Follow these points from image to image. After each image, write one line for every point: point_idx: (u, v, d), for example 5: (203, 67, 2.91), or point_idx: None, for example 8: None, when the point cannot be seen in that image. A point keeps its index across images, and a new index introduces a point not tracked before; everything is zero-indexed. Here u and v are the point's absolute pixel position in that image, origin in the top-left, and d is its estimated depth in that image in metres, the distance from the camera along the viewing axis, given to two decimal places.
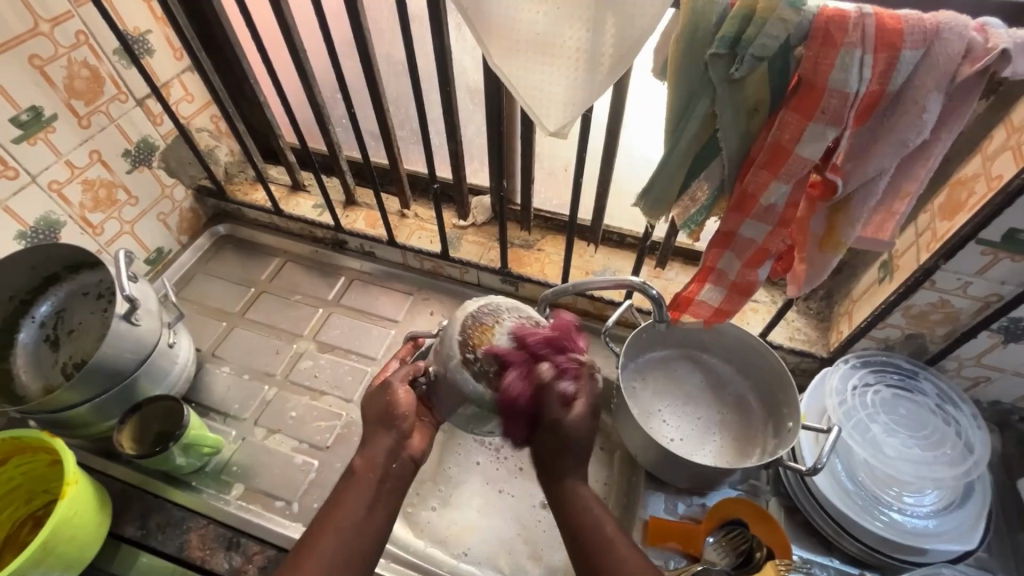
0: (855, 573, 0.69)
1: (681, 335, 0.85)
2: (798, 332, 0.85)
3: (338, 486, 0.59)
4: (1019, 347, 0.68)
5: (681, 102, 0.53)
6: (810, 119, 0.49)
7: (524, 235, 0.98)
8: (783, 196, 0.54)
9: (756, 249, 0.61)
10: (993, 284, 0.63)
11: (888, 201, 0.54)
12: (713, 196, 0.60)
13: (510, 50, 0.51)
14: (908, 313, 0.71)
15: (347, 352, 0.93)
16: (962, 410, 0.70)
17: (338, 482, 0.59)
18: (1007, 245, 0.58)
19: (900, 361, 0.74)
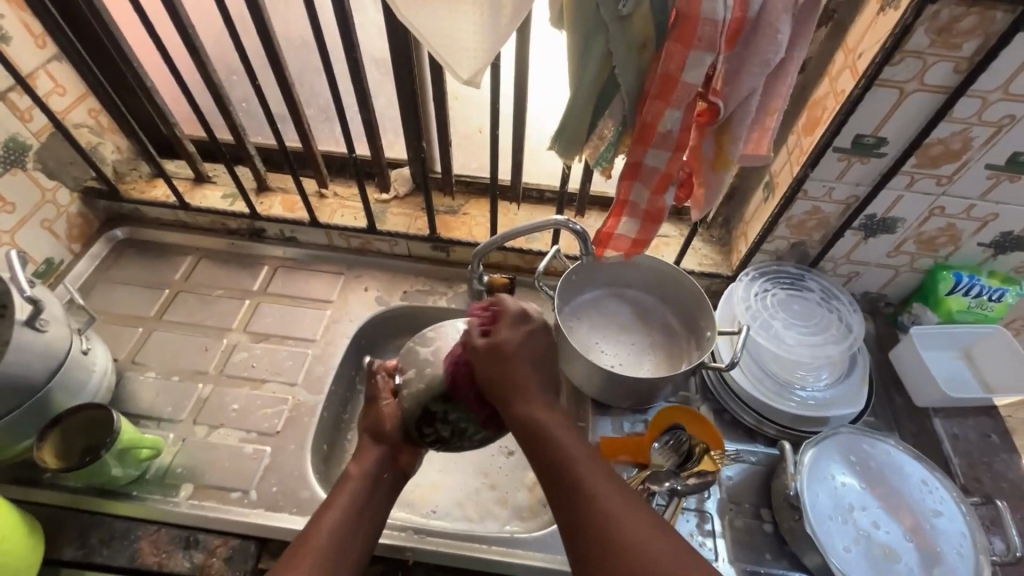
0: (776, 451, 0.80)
1: (607, 273, 0.92)
2: (705, 258, 0.95)
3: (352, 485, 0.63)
4: (876, 239, 0.82)
5: (580, 43, 0.58)
6: (690, 47, 0.55)
7: (448, 201, 1.00)
8: (677, 122, 0.61)
9: (661, 176, 0.68)
10: (851, 187, 0.75)
11: (761, 119, 0.63)
12: (618, 132, 0.67)
13: (414, 0, 0.53)
14: (789, 223, 0.82)
15: (283, 339, 0.90)
16: (842, 300, 0.83)
17: (358, 482, 0.63)
18: (856, 149, 0.70)
19: (789, 267, 0.86)
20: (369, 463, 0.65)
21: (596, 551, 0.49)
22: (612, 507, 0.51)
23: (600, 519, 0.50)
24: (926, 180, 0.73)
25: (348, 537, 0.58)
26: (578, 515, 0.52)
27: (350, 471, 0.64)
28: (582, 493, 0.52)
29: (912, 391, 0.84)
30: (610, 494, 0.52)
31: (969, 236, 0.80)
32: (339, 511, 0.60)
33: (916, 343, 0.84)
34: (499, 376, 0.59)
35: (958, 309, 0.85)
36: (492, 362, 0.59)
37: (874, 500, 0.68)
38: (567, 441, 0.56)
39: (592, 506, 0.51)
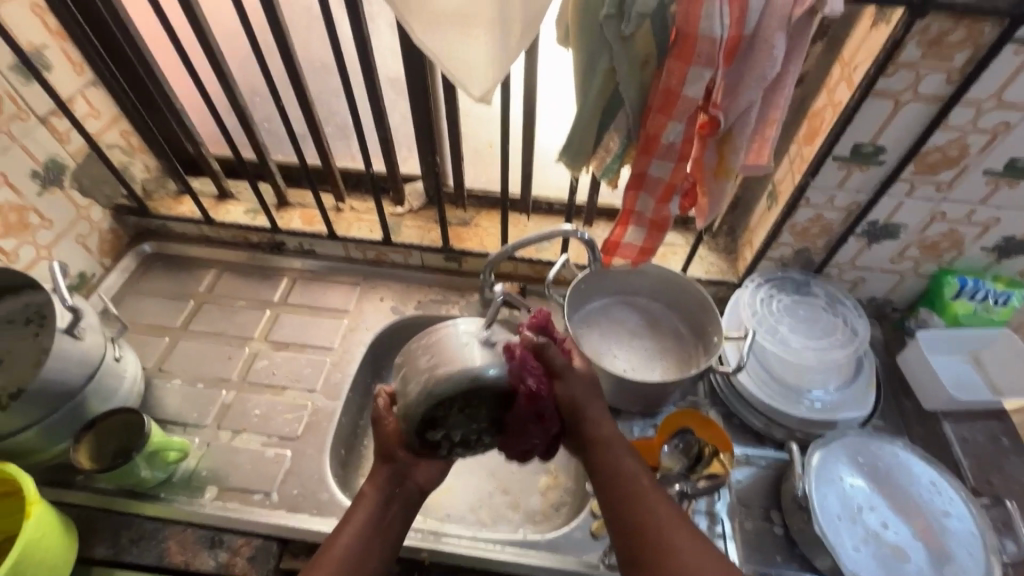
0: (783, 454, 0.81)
1: (615, 282, 0.95)
2: (712, 265, 0.98)
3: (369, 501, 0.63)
4: (880, 245, 0.84)
5: (585, 61, 0.62)
6: (689, 64, 0.58)
7: (460, 214, 1.03)
8: (679, 133, 0.64)
9: (665, 186, 0.71)
10: (852, 194, 0.77)
11: (760, 130, 0.66)
12: (623, 144, 0.70)
13: (429, 25, 0.57)
14: (793, 230, 0.84)
15: (302, 347, 0.94)
16: (847, 305, 0.84)
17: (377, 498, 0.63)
18: (855, 157, 0.72)
19: (794, 274, 0.88)
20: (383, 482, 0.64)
21: (643, 554, 0.58)
22: (661, 520, 0.60)
23: (654, 531, 0.59)
24: (926, 186, 0.75)
25: (364, 554, 0.60)
26: (629, 526, 0.60)
27: (366, 490, 0.64)
28: (636, 507, 0.61)
29: (921, 395, 0.85)
30: (660, 509, 0.60)
31: (972, 241, 0.81)
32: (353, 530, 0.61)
33: (922, 347, 0.85)
34: (568, 400, 0.64)
35: (964, 312, 0.85)
36: (563, 386, 0.64)
37: (882, 501, 0.68)
38: (628, 460, 0.64)
39: (646, 518, 0.60)
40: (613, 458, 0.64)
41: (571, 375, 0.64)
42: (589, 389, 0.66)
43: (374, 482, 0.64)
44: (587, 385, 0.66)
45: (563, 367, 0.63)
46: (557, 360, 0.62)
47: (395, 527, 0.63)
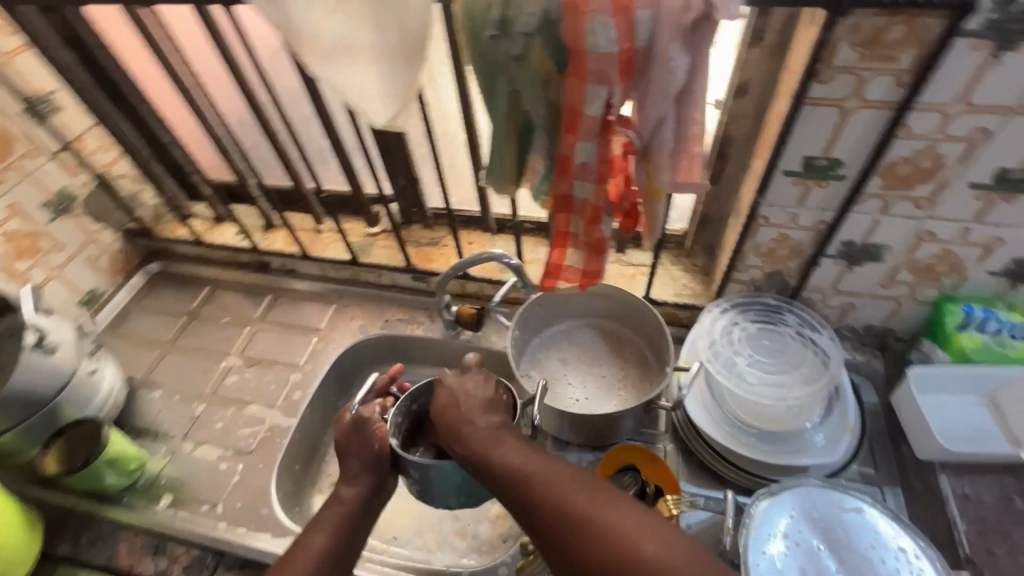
0: (719, 494, 0.74)
1: (578, 305, 0.90)
2: (684, 288, 0.91)
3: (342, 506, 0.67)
4: (862, 268, 0.74)
5: (486, 83, 0.61)
6: (585, 81, 0.55)
7: (429, 233, 1.04)
8: (591, 153, 0.61)
9: (591, 208, 0.67)
10: (817, 212, 0.69)
11: (683, 146, 0.61)
12: (547, 165, 0.67)
13: (322, 58, 0.57)
14: (758, 251, 0.76)
15: (272, 363, 0.98)
16: (821, 334, 0.75)
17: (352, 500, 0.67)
18: (809, 172, 0.64)
19: (765, 299, 0.79)
20: (361, 485, 0.68)
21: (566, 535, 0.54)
22: (569, 497, 0.56)
23: (563, 513, 0.55)
24: (902, 203, 0.65)
25: (341, 552, 0.65)
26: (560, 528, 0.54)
27: (343, 493, 0.68)
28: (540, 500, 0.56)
29: (913, 441, 0.73)
30: (555, 491, 0.56)
31: (974, 264, 0.69)
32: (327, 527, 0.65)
33: (913, 387, 0.74)
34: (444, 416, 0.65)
35: (972, 347, 0.73)
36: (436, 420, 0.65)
37: (833, 565, 0.60)
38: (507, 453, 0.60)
39: (552, 508, 0.55)
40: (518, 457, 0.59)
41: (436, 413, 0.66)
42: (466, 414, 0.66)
43: (348, 481, 0.68)
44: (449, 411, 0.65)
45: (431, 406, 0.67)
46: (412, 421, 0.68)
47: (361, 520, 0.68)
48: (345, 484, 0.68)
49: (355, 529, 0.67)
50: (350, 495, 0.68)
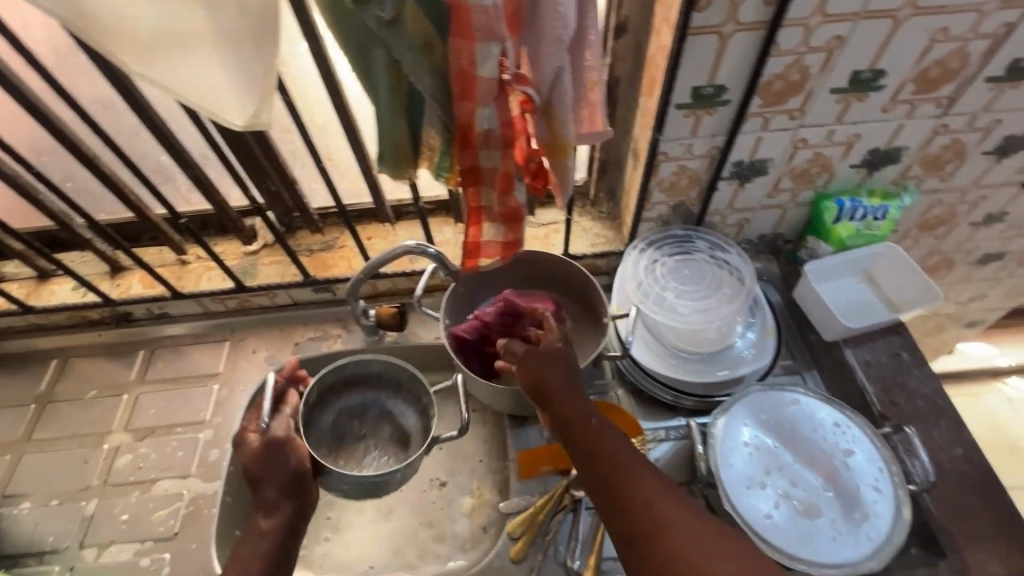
0: (683, 422, 0.76)
1: (502, 277, 0.87)
2: (597, 237, 0.91)
3: (254, 546, 0.58)
4: (752, 183, 0.79)
5: (361, 58, 0.53)
6: (473, 41, 0.50)
7: (320, 237, 0.93)
8: (493, 118, 0.56)
9: (502, 175, 0.63)
10: (709, 139, 0.72)
11: (582, 95, 0.58)
12: (445, 139, 0.61)
13: (144, 57, 0.46)
14: (661, 187, 0.78)
15: (170, 428, 0.83)
16: (731, 253, 0.80)
17: (267, 541, 0.59)
18: (698, 101, 0.66)
19: (674, 231, 0.82)
20: (283, 513, 0.60)
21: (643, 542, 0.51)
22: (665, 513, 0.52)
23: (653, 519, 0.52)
24: (779, 116, 0.69)
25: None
26: (646, 530, 0.51)
27: (262, 524, 0.60)
28: (633, 501, 0.53)
29: (818, 327, 0.82)
30: (653, 497, 0.53)
31: (839, 161, 0.77)
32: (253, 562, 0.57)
33: (811, 279, 0.82)
34: (536, 383, 0.63)
35: (847, 235, 0.83)
36: (528, 365, 0.63)
37: (790, 458, 0.66)
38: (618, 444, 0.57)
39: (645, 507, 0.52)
40: (615, 447, 0.57)
41: (529, 354, 0.64)
42: (564, 369, 0.63)
43: (267, 510, 0.60)
44: (551, 357, 0.63)
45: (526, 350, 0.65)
46: (515, 348, 0.66)
47: (283, 544, 0.59)
48: (260, 515, 0.60)
49: (281, 555, 0.59)
50: (269, 525, 0.59)
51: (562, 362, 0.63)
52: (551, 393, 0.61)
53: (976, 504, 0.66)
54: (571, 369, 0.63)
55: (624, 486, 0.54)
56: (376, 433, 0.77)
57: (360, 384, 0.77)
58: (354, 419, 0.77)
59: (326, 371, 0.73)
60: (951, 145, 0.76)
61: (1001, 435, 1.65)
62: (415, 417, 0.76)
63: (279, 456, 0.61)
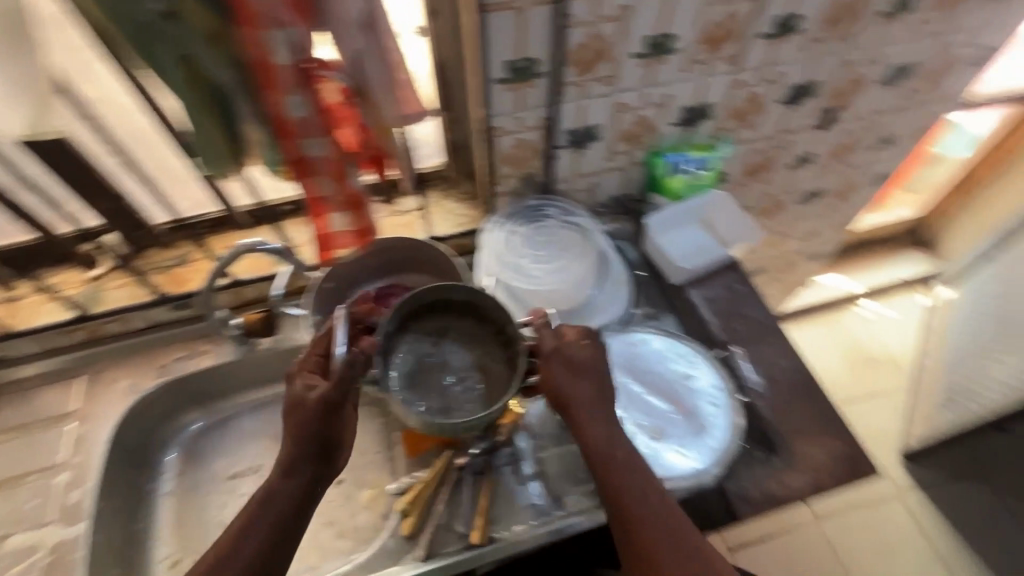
0: None
1: (368, 267, 0.86)
2: (461, 217, 0.94)
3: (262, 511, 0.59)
4: (589, 149, 0.85)
5: (146, 56, 0.51)
6: (261, 29, 0.50)
7: (172, 252, 0.88)
8: (304, 105, 0.57)
9: (332, 163, 0.64)
10: (536, 110, 0.76)
11: (392, 75, 0.60)
12: (264, 133, 0.61)
13: None
14: (505, 161, 0.82)
15: (22, 478, 0.78)
16: (578, 216, 0.86)
17: (278, 507, 0.59)
18: (514, 75, 0.70)
19: (527, 202, 0.87)
20: (304, 473, 0.61)
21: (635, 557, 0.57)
22: (665, 539, 0.57)
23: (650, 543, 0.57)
24: (594, 84, 0.75)
25: (274, 548, 0.59)
26: (638, 547, 0.57)
27: (278, 483, 0.60)
28: (633, 523, 0.58)
29: (667, 272, 0.90)
30: (657, 523, 0.58)
31: (659, 121, 0.85)
32: (254, 521, 0.58)
33: (653, 231, 0.90)
34: (563, 400, 0.63)
35: (681, 187, 0.91)
36: (555, 368, 0.63)
37: (640, 390, 0.74)
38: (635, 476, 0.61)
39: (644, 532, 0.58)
40: (618, 473, 0.60)
41: (558, 358, 0.63)
42: (583, 395, 0.63)
43: (288, 472, 0.61)
44: (580, 370, 0.64)
45: (553, 345, 0.64)
46: (550, 339, 0.64)
47: (296, 508, 0.60)
48: (280, 475, 0.61)
49: (298, 514, 0.61)
50: (283, 487, 0.60)
51: (590, 378, 0.64)
52: (574, 413, 0.63)
53: (798, 403, 0.77)
54: (597, 388, 0.64)
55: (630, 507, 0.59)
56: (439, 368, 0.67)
57: (446, 312, 0.69)
58: (428, 349, 0.68)
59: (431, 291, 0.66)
60: (749, 98, 0.87)
61: (860, 351, 1.91)
62: (468, 359, 0.68)
63: (307, 414, 0.61)
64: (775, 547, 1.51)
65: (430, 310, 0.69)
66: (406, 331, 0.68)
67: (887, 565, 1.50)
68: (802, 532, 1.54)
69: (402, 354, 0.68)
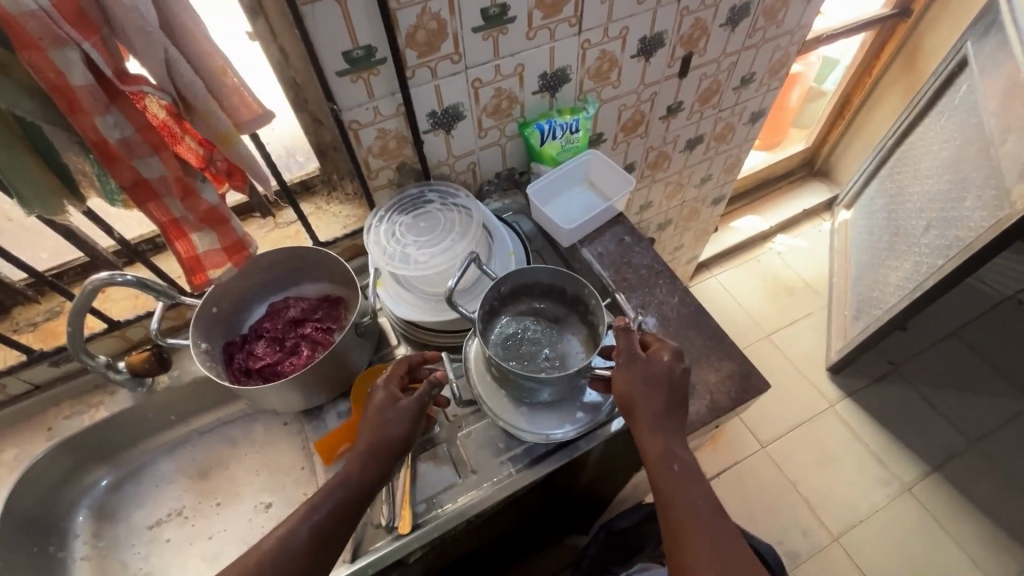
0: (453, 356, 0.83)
1: (256, 286, 0.86)
2: (349, 218, 0.94)
3: (326, 500, 0.61)
4: (458, 129, 0.86)
5: None
6: (43, 49, 0.48)
7: (45, 307, 0.84)
8: (122, 125, 0.55)
9: (175, 181, 0.62)
10: (390, 98, 0.76)
11: (215, 81, 0.58)
12: (91, 158, 0.58)
13: None
14: (374, 153, 0.82)
15: None
16: (459, 197, 0.87)
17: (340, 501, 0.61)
18: (354, 66, 0.70)
19: (406, 190, 0.87)
20: (372, 474, 0.63)
21: (670, 549, 0.59)
22: (702, 542, 0.58)
23: (687, 545, 0.58)
24: (442, 64, 0.76)
25: (328, 541, 0.60)
26: (674, 543, 0.59)
27: (352, 474, 0.62)
28: (676, 522, 0.59)
29: (556, 237, 0.92)
30: (698, 525, 0.59)
31: (520, 91, 0.87)
32: (322, 503, 0.61)
33: (535, 201, 0.92)
34: (626, 400, 0.64)
35: (556, 153, 0.93)
36: (627, 374, 0.65)
37: None
38: (685, 485, 0.61)
39: (683, 531, 0.59)
40: (676, 489, 0.61)
41: (633, 365, 0.65)
42: (646, 406, 0.64)
43: (361, 465, 0.63)
44: (653, 382, 0.65)
45: (631, 352, 0.66)
46: (635, 348, 0.66)
47: (351, 510, 0.62)
48: (356, 466, 0.63)
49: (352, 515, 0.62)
50: (356, 483, 0.62)
51: (661, 391, 0.65)
52: (633, 420, 0.64)
53: (691, 334, 0.82)
54: (666, 404, 0.65)
55: (676, 506, 0.60)
56: (539, 341, 0.75)
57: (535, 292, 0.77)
58: (529, 327, 0.76)
59: (524, 271, 0.73)
60: (602, 56, 0.90)
61: (781, 283, 2.01)
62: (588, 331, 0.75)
63: (390, 417, 0.65)
64: (731, 480, 1.58)
65: (503, 303, 0.76)
66: (508, 304, 0.77)
67: (832, 473, 1.59)
68: (753, 460, 1.62)
69: (506, 319, 0.77)
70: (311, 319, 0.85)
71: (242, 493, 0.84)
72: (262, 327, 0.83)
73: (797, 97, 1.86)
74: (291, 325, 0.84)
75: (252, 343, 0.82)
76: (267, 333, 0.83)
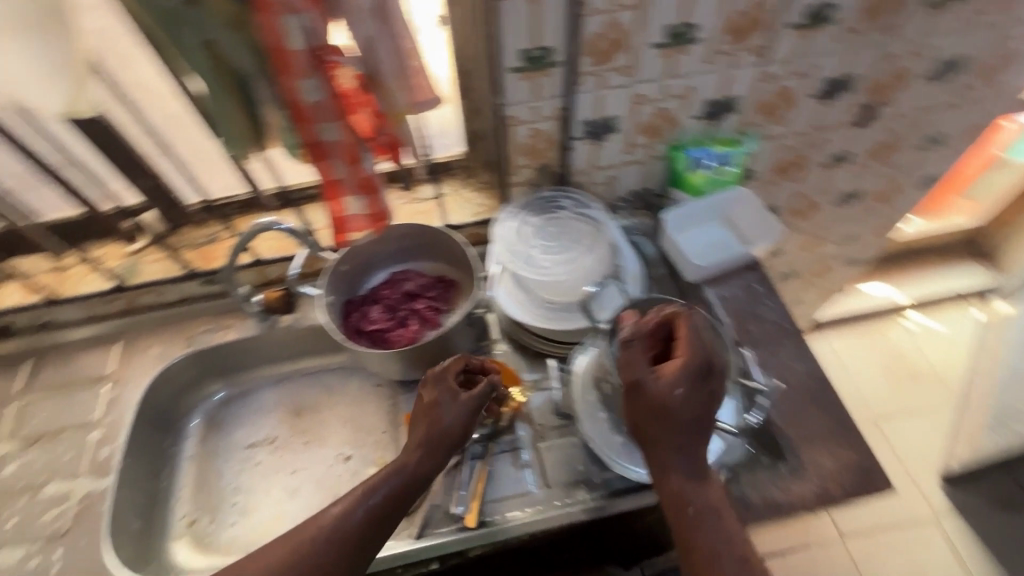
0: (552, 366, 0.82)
1: (384, 252, 0.90)
2: (479, 206, 0.95)
3: (380, 487, 0.63)
4: (609, 141, 0.84)
5: (168, 35, 0.54)
6: (274, 14, 0.52)
7: (208, 230, 0.93)
8: (319, 90, 0.59)
9: (346, 147, 0.66)
10: (552, 100, 0.76)
11: (404, 61, 0.61)
12: (282, 115, 0.63)
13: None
14: (520, 151, 0.83)
15: (60, 431, 0.84)
16: (594, 209, 0.86)
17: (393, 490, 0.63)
18: (530, 64, 0.70)
19: (542, 193, 0.87)
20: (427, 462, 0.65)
21: None
22: None
23: None
24: (613, 75, 0.74)
25: (378, 527, 0.61)
26: None
27: (408, 463, 0.65)
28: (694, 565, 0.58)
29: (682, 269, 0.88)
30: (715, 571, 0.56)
31: (682, 114, 0.83)
32: (378, 488, 0.63)
33: (669, 228, 0.88)
34: (640, 429, 0.62)
35: (701, 182, 0.89)
36: (635, 403, 0.61)
37: None
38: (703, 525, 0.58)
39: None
40: (694, 528, 0.59)
41: (638, 395, 0.60)
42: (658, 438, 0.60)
43: (415, 455, 0.65)
44: (660, 414, 0.59)
45: (638, 378, 0.60)
46: (644, 369, 0.60)
47: (403, 498, 0.64)
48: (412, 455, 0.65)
49: (402, 505, 0.64)
50: (414, 472, 0.65)
51: (675, 422, 0.59)
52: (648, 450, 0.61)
53: (809, 409, 0.75)
54: (684, 433, 0.60)
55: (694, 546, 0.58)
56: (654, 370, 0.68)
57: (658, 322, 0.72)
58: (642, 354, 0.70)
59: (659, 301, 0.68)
60: (779, 92, 0.83)
61: (904, 366, 1.79)
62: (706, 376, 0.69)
63: (449, 410, 0.68)
64: (797, 563, 1.45)
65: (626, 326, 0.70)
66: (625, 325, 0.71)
67: None
68: (826, 549, 1.47)
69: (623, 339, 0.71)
70: (425, 296, 0.88)
71: (328, 439, 0.89)
72: (380, 293, 0.88)
73: (980, 166, 1.62)
74: (405, 298, 0.88)
75: (368, 305, 0.86)
76: (383, 299, 0.87)
